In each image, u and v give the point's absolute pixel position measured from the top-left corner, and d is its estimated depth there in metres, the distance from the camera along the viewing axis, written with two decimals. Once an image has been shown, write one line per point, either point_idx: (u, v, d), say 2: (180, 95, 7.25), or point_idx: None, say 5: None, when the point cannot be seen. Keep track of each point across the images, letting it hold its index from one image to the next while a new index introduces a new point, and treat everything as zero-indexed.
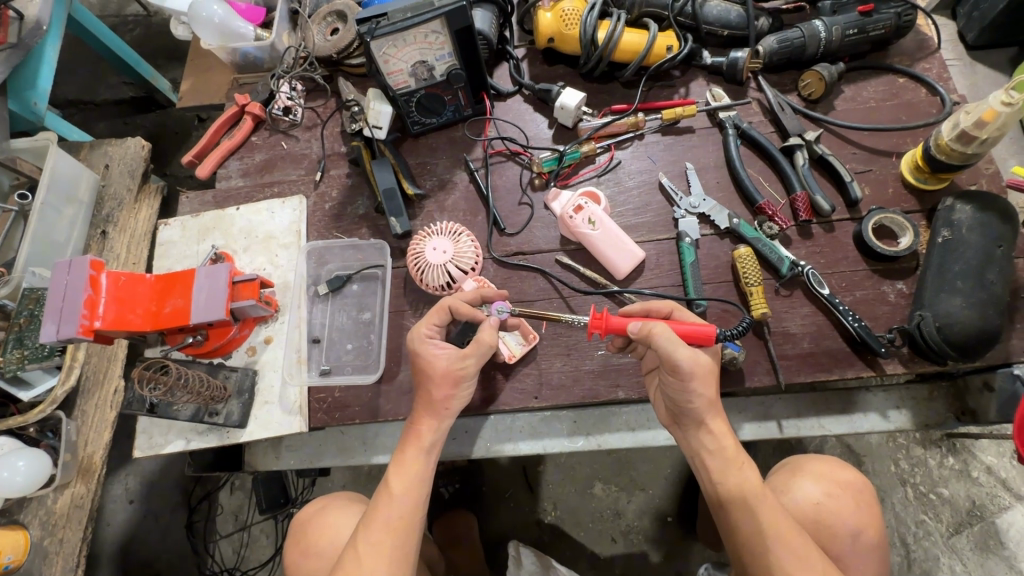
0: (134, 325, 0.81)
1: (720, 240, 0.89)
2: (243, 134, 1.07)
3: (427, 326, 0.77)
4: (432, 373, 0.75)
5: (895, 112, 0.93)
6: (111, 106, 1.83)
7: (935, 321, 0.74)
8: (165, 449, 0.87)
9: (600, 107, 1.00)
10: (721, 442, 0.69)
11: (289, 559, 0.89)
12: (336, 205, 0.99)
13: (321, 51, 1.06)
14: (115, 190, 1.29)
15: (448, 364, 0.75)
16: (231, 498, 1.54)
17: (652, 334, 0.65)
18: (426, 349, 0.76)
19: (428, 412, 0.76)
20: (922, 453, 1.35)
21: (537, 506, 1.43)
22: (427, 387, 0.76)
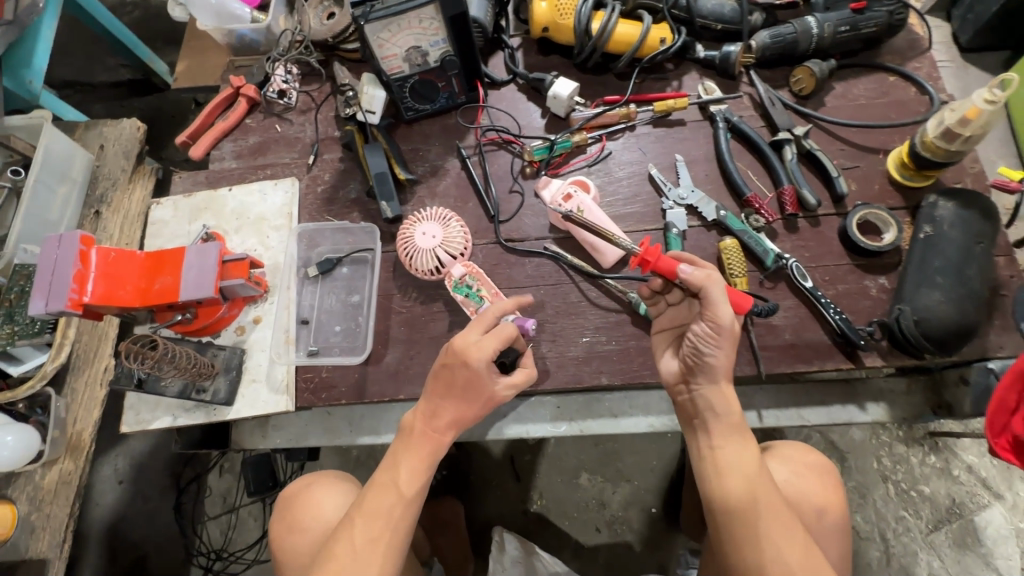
0: (123, 300, 0.82)
1: (707, 232, 0.90)
2: (238, 116, 1.07)
3: (490, 346, 0.71)
4: (478, 398, 0.73)
5: (884, 110, 0.94)
6: (108, 88, 1.82)
7: (914, 315, 0.75)
8: (152, 425, 0.88)
9: (593, 97, 1.01)
10: (730, 409, 0.66)
11: (274, 530, 0.90)
12: (328, 188, 1.00)
13: (316, 35, 1.06)
14: (109, 170, 1.29)
15: (499, 391, 0.74)
16: (219, 480, 1.55)
17: (705, 283, 0.64)
18: (488, 377, 0.72)
19: (456, 429, 0.73)
20: (905, 451, 1.36)
21: (523, 494, 1.45)
22: (464, 409, 0.73)
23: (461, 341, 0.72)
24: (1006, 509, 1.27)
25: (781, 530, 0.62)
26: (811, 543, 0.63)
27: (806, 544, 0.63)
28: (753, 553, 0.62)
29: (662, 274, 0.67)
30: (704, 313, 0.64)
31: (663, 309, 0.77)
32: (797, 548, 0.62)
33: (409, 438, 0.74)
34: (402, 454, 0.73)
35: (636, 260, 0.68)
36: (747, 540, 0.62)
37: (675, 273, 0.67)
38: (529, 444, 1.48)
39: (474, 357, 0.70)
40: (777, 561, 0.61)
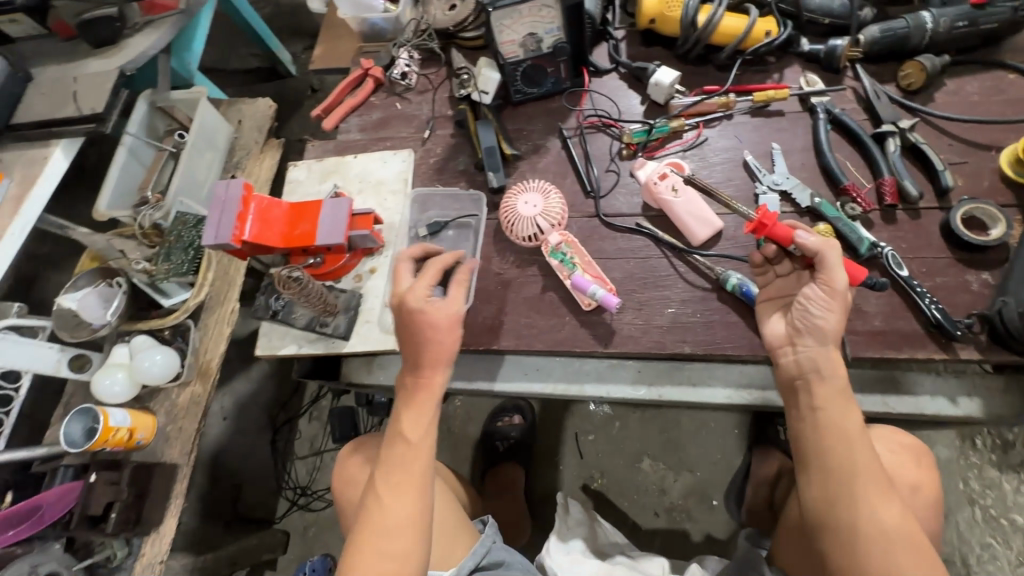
0: (270, 242, 0.96)
1: (801, 218, 0.92)
2: (365, 94, 1.21)
3: (422, 288, 0.82)
4: (439, 325, 0.81)
5: (1000, 108, 0.92)
6: (240, 75, 2.07)
7: (1018, 306, 0.75)
8: (280, 350, 1.02)
9: (693, 86, 1.05)
10: (838, 372, 0.69)
11: (336, 484, 1.05)
12: (440, 160, 1.11)
13: (439, 24, 1.18)
14: (247, 141, 1.49)
15: (456, 310, 0.83)
16: (308, 426, 1.77)
17: (823, 248, 0.69)
18: (427, 308, 0.81)
19: (439, 363, 0.82)
20: (997, 476, 1.29)
21: (584, 471, 1.50)
22: (432, 341, 0.81)
23: (403, 292, 0.83)
24: None
25: (879, 500, 0.64)
26: (910, 512, 0.64)
27: (905, 512, 0.64)
28: (846, 509, 0.65)
29: (775, 239, 0.73)
30: (818, 277, 0.70)
31: (770, 280, 0.80)
32: (895, 513, 0.63)
33: (407, 395, 0.84)
34: (403, 407, 0.83)
35: (753, 225, 0.74)
36: (843, 502, 0.65)
37: (789, 239, 0.73)
38: (593, 424, 1.53)
39: (410, 299, 0.81)
40: (870, 520, 0.63)
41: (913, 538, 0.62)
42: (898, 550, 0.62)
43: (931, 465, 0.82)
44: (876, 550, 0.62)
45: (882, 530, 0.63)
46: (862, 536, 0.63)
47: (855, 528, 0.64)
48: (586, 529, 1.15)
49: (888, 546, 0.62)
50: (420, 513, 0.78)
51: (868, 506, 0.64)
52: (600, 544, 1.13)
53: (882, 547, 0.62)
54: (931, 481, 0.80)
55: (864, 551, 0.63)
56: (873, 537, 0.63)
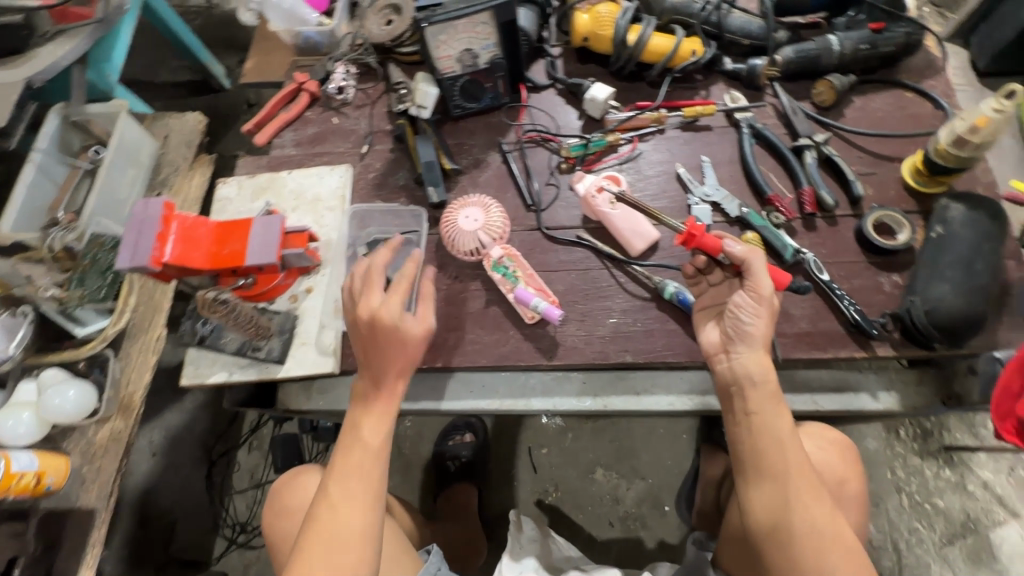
0: (195, 262, 0.91)
1: (730, 227, 0.96)
2: (299, 109, 1.17)
3: (394, 304, 0.78)
4: (411, 343, 0.79)
5: (901, 123, 1.00)
6: (168, 88, 1.97)
7: (925, 305, 0.80)
8: (209, 379, 0.95)
9: (626, 102, 1.09)
10: (767, 376, 0.71)
11: (268, 520, 1.03)
12: (379, 175, 1.09)
13: (375, 38, 1.16)
14: (173, 157, 1.41)
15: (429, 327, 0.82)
16: (248, 457, 1.63)
17: (747, 255, 0.73)
18: (406, 324, 0.78)
19: (404, 374, 0.81)
20: (920, 464, 1.37)
21: (539, 485, 1.49)
22: (400, 357, 0.79)
23: (372, 306, 0.78)
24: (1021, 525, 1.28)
25: (804, 496, 0.67)
26: (837, 510, 0.68)
27: (833, 510, 0.68)
28: (781, 512, 0.68)
29: (705, 248, 0.78)
30: (747, 283, 0.72)
31: (704, 290, 0.84)
32: (824, 512, 0.67)
33: (365, 400, 0.81)
34: (362, 411, 0.81)
35: (682, 237, 0.79)
36: (770, 500, 0.68)
37: (718, 248, 0.78)
38: (546, 437, 1.53)
39: (386, 314, 0.77)
40: (803, 521, 0.67)
41: (841, 535, 0.66)
42: (827, 547, 0.66)
43: (854, 458, 0.86)
44: (809, 550, 0.66)
45: (814, 530, 0.66)
46: (797, 538, 0.66)
47: (791, 530, 0.67)
48: (540, 544, 1.14)
49: (813, 542, 0.66)
50: (370, 526, 0.76)
51: (794, 502, 0.67)
52: (554, 560, 1.12)
53: (815, 547, 0.66)
54: (854, 472, 0.84)
55: (799, 551, 0.66)
56: (806, 537, 0.66)
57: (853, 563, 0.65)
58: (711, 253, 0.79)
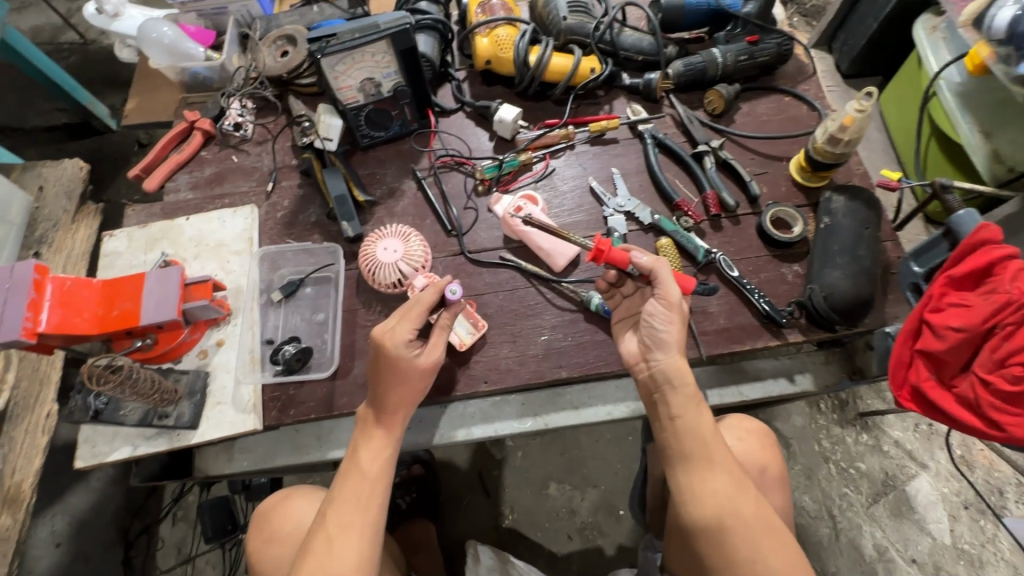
0: (78, 329, 0.81)
1: (645, 234, 0.99)
2: (193, 149, 1.09)
3: (404, 331, 0.77)
4: (418, 375, 0.78)
5: (784, 124, 1.09)
6: (42, 133, 1.77)
7: (823, 291, 0.86)
8: (109, 457, 0.85)
9: (535, 121, 1.11)
10: (686, 379, 0.75)
11: (252, 545, 0.88)
12: (289, 213, 1.03)
13: (270, 71, 1.11)
14: (51, 211, 1.26)
15: (432, 356, 0.79)
16: (172, 530, 1.48)
17: (653, 265, 0.78)
18: (407, 355, 0.76)
19: (404, 405, 0.78)
20: (841, 432, 1.48)
21: (495, 510, 1.46)
22: (402, 390, 0.77)
23: (381, 332, 0.77)
24: (931, 476, 1.41)
25: (734, 489, 0.70)
26: (761, 498, 0.71)
27: (757, 499, 0.71)
28: (712, 507, 0.70)
29: (613, 260, 0.79)
30: (657, 292, 0.77)
31: (620, 301, 0.88)
32: (749, 501, 0.70)
33: (364, 429, 0.78)
34: (360, 441, 0.77)
35: (591, 253, 0.80)
36: (702, 498, 0.70)
37: (626, 261, 0.80)
38: (496, 459, 1.51)
39: (390, 342, 0.76)
40: (731, 513, 0.69)
41: (767, 521, 0.69)
42: (756, 535, 0.68)
43: (773, 444, 0.90)
44: (740, 541, 0.68)
45: (742, 521, 0.69)
46: (729, 530, 0.68)
47: (723, 524, 0.69)
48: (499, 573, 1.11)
49: (747, 533, 0.68)
50: (367, 560, 0.69)
51: (724, 496, 0.70)
52: None
53: (746, 537, 0.68)
54: (774, 458, 0.88)
55: (732, 543, 0.68)
56: (736, 528, 0.68)
57: (780, 547, 0.68)
58: (619, 265, 0.80)
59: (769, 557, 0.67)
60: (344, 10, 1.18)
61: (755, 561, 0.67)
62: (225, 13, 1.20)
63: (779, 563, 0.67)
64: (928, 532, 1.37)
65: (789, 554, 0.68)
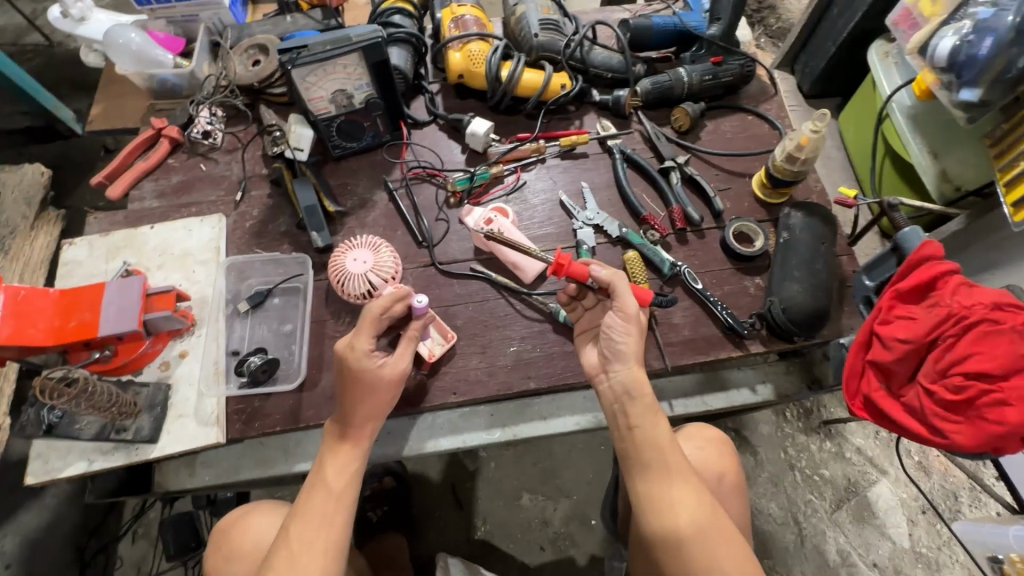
0: (33, 340, 0.78)
1: (613, 247, 1.01)
2: (159, 156, 1.08)
3: (365, 342, 0.77)
4: (383, 383, 0.77)
5: (746, 142, 1.13)
6: (2, 136, 1.72)
7: (782, 304, 0.90)
8: (62, 473, 0.82)
9: (507, 135, 1.13)
10: (643, 390, 0.77)
11: (212, 563, 0.85)
12: (257, 222, 1.02)
13: (242, 80, 1.10)
14: (8, 217, 1.22)
15: (400, 362, 0.80)
16: (132, 548, 1.43)
17: (612, 279, 0.79)
18: (370, 366, 0.76)
19: (371, 418, 0.77)
20: (806, 440, 1.52)
21: (467, 521, 1.45)
22: (370, 402, 0.77)
23: (342, 345, 0.77)
24: (890, 482, 1.46)
25: (691, 498, 0.72)
26: (717, 505, 0.73)
27: (713, 506, 0.72)
28: (669, 516, 0.71)
29: (574, 274, 0.81)
30: (615, 305, 0.79)
31: (580, 314, 0.89)
32: (706, 509, 0.71)
33: (330, 442, 0.78)
34: (325, 455, 0.77)
35: (552, 268, 0.81)
36: (661, 507, 0.71)
37: (586, 274, 0.81)
38: (469, 470, 1.50)
39: (351, 356, 0.76)
40: (688, 522, 0.70)
41: (722, 528, 0.71)
42: (712, 542, 0.69)
43: (731, 451, 0.93)
44: (697, 549, 0.69)
45: (698, 530, 0.70)
46: (686, 538, 0.70)
47: (681, 532, 0.70)
48: None
49: (703, 540, 0.69)
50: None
51: (677, 504, 0.71)
52: None
53: (702, 544, 0.69)
54: (732, 465, 0.90)
55: (689, 550, 0.69)
56: (692, 536, 0.70)
57: (735, 553, 0.69)
58: (580, 279, 0.82)
59: (726, 564, 0.68)
60: (318, 21, 1.19)
61: (711, 568, 0.68)
62: (196, 20, 1.19)
63: (735, 570, 0.68)
64: (888, 537, 1.41)
65: (744, 560, 0.70)
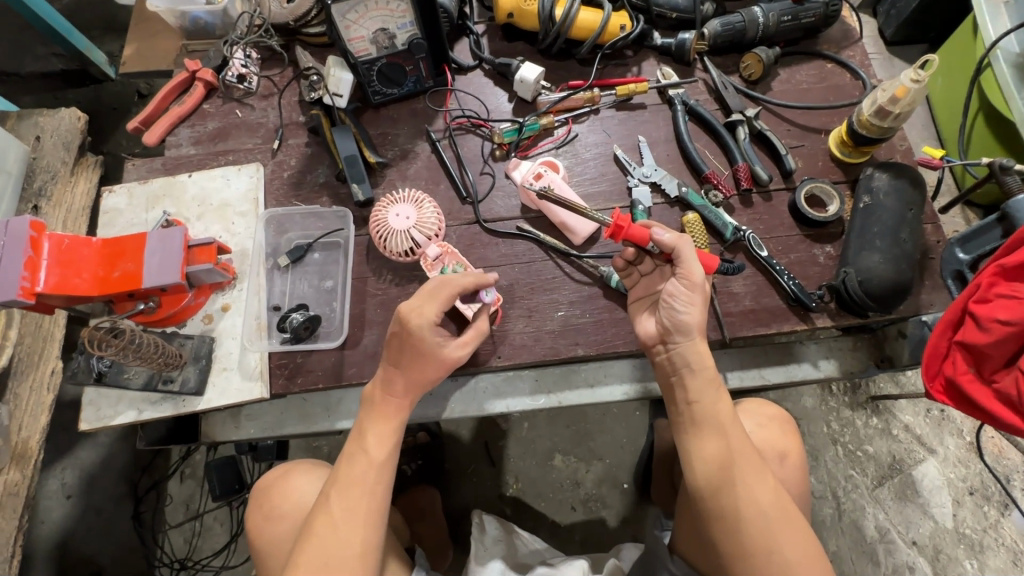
0: (79, 290, 0.78)
1: (671, 208, 0.94)
2: (195, 101, 1.03)
3: (430, 312, 0.74)
4: (432, 359, 0.75)
5: (824, 94, 1.01)
6: (39, 80, 1.70)
7: (858, 276, 0.82)
8: (114, 420, 0.84)
9: (558, 82, 1.04)
10: (705, 363, 0.72)
11: (251, 522, 0.85)
12: (295, 173, 0.98)
13: (276, 19, 1.03)
14: (48, 162, 1.21)
15: (450, 354, 0.76)
16: (181, 487, 1.48)
17: (676, 244, 0.73)
18: (427, 338, 0.73)
19: (415, 389, 0.76)
20: (851, 415, 1.45)
21: (499, 479, 1.47)
22: (418, 372, 0.75)
23: (406, 308, 0.74)
24: (938, 461, 1.39)
25: (755, 479, 0.68)
26: (780, 487, 0.69)
27: (775, 487, 0.68)
28: (727, 498, 0.67)
29: (636, 240, 0.75)
30: (679, 271, 0.73)
31: (636, 280, 0.84)
32: (770, 492, 0.68)
33: (370, 406, 0.76)
34: (367, 421, 0.75)
35: (610, 230, 0.75)
36: (721, 491, 0.68)
37: (647, 239, 0.75)
38: (502, 429, 1.50)
39: (415, 321, 0.73)
40: (750, 504, 0.67)
41: (786, 512, 0.67)
42: (775, 526, 0.66)
43: (793, 430, 0.88)
44: (757, 532, 0.66)
45: (761, 512, 0.66)
46: (745, 520, 0.66)
47: (739, 514, 0.67)
48: (504, 544, 1.11)
49: (765, 523, 0.66)
50: (370, 545, 0.69)
51: (745, 488, 0.67)
52: (519, 556, 1.09)
53: (763, 529, 0.66)
54: (795, 445, 0.86)
55: (748, 534, 0.66)
56: (754, 519, 0.66)
57: (799, 538, 0.66)
58: (642, 244, 0.76)
59: (787, 548, 0.65)
60: None
61: (772, 551, 0.65)
62: None
63: (796, 554, 0.65)
64: (930, 516, 1.35)
65: (808, 545, 0.66)
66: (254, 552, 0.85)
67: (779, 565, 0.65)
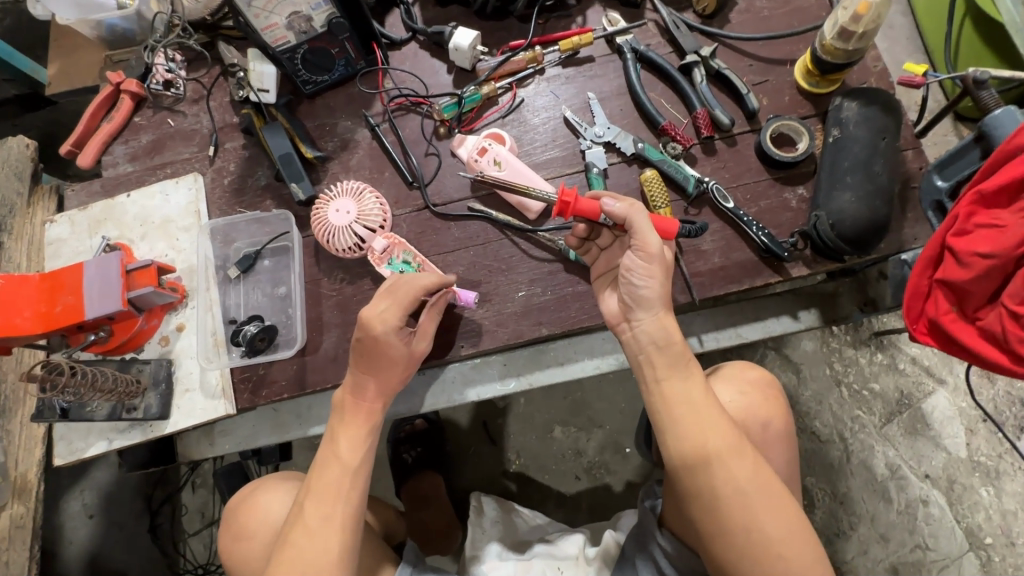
0: (22, 329, 0.76)
1: (628, 167, 0.88)
2: (123, 115, 0.99)
3: (395, 317, 0.73)
4: (393, 359, 0.74)
5: (788, 20, 0.92)
6: None
7: (830, 219, 0.77)
8: (86, 452, 0.84)
9: (497, 45, 0.96)
10: (673, 336, 0.69)
11: (223, 543, 0.86)
12: (235, 178, 0.94)
13: (191, 14, 0.99)
14: (3, 194, 1.10)
15: (416, 349, 0.77)
16: (194, 496, 1.51)
17: (629, 213, 0.68)
18: (395, 341, 0.73)
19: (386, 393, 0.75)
20: (854, 353, 1.37)
21: (502, 455, 1.47)
22: (385, 376, 0.74)
23: (369, 315, 0.72)
24: (948, 392, 1.32)
25: (732, 457, 0.64)
26: (760, 461, 0.66)
27: (755, 462, 0.65)
28: (704, 478, 0.64)
29: (584, 214, 0.70)
30: (635, 242, 0.69)
31: (597, 255, 0.79)
32: (747, 468, 0.65)
33: (340, 414, 0.74)
34: (338, 426, 0.73)
35: (557, 207, 0.70)
36: (698, 473, 0.64)
37: (597, 211, 0.70)
38: (500, 407, 1.49)
39: (380, 329, 0.72)
40: (728, 483, 0.64)
41: (767, 487, 0.64)
42: (754, 502, 0.63)
43: (776, 394, 0.84)
44: (737, 510, 0.63)
45: (739, 490, 0.64)
46: (724, 499, 0.64)
47: (717, 494, 0.64)
48: (503, 524, 1.10)
49: (745, 501, 0.63)
50: (349, 552, 0.67)
51: (722, 467, 0.64)
52: (518, 534, 1.10)
53: (743, 506, 0.63)
54: (777, 410, 0.82)
55: (727, 512, 0.63)
56: (733, 497, 0.63)
57: (779, 512, 0.64)
58: (591, 217, 0.71)
59: (767, 524, 0.63)
60: None
61: (752, 529, 0.63)
62: None
63: (776, 530, 0.63)
64: (942, 448, 1.30)
65: (790, 518, 0.64)
66: (228, 567, 0.86)
67: (759, 542, 0.63)
